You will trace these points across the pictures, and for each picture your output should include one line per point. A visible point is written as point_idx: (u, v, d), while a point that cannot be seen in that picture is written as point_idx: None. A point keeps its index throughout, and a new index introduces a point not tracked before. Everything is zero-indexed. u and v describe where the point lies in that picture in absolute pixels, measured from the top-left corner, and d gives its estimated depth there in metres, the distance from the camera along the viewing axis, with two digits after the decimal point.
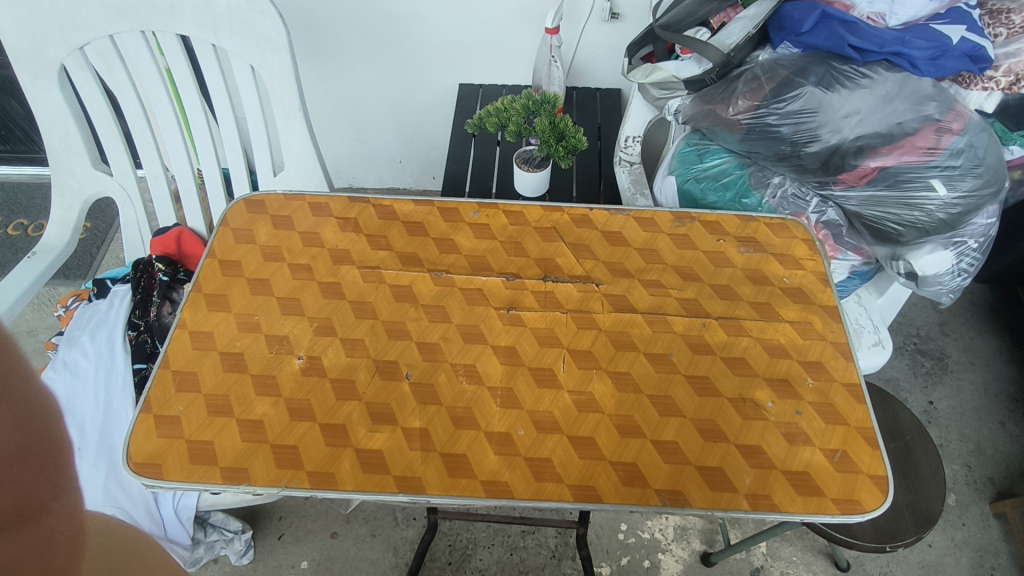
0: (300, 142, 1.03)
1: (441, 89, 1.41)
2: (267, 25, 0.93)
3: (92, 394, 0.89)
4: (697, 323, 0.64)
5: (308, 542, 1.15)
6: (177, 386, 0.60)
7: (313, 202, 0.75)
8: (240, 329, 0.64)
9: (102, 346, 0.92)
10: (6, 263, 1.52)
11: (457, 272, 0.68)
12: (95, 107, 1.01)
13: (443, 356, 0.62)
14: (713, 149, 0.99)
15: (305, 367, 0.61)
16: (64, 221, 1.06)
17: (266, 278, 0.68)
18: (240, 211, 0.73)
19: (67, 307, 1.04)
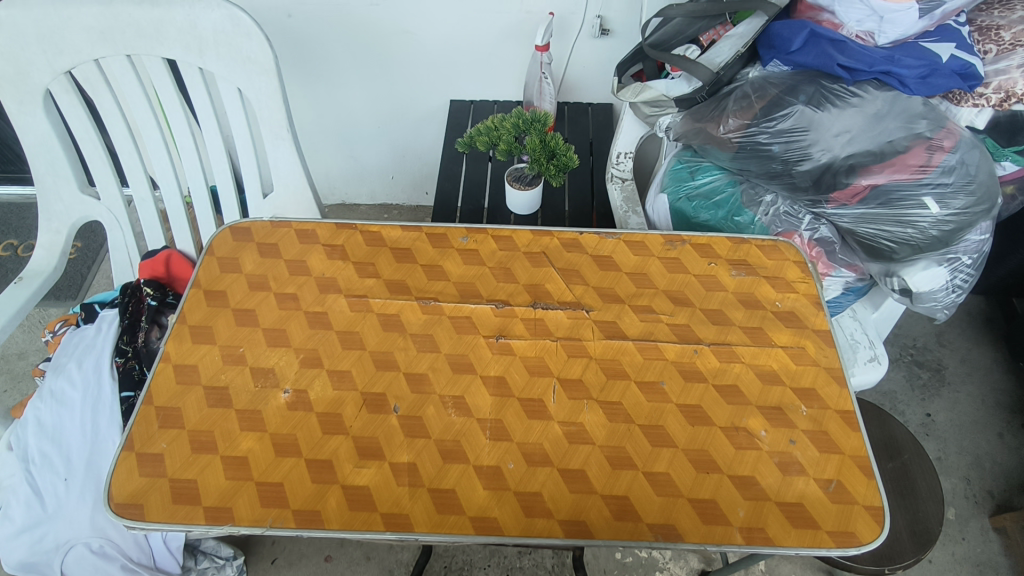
0: (289, 163, 1.02)
1: (432, 105, 1.41)
2: (254, 48, 0.92)
3: (78, 423, 0.87)
4: (688, 350, 0.63)
5: (301, 567, 1.14)
6: (161, 422, 0.59)
7: (300, 229, 0.74)
8: (224, 361, 0.63)
9: (88, 374, 0.91)
10: None
11: (445, 299, 0.67)
12: (82, 131, 1.00)
13: (432, 388, 0.61)
14: (704, 167, 0.99)
15: (291, 402, 0.60)
16: (51, 245, 1.05)
17: (251, 308, 0.67)
18: (226, 238, 0.73)
19: (54, 332, 1.04)
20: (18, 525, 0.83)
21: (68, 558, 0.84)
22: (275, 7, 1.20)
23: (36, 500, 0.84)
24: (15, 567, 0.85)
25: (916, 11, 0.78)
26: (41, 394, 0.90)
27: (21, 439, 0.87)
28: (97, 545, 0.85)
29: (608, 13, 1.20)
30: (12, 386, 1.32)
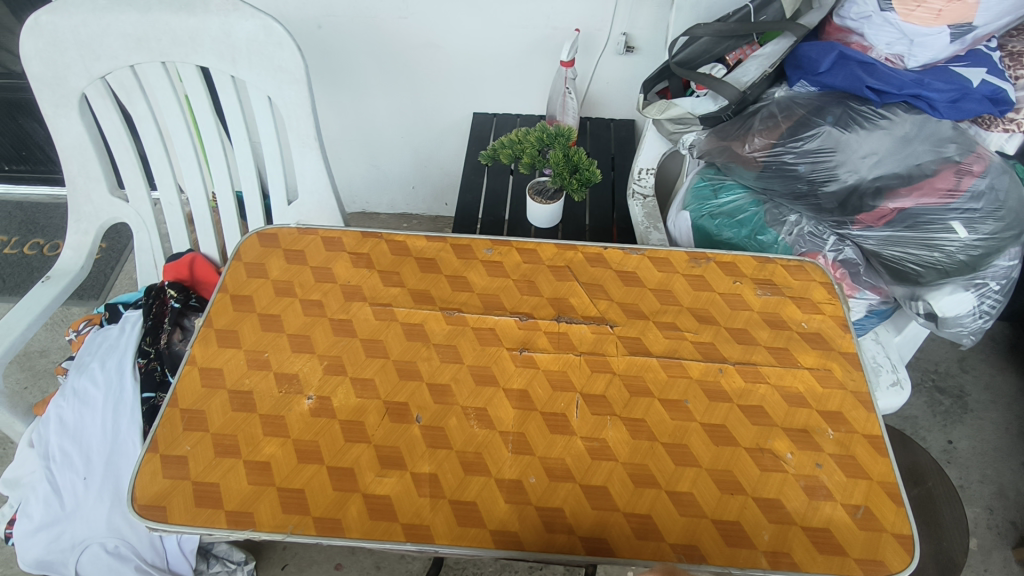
0: (314, 171, 1.04)
1: (455, 117, 1.42)
2: (285, 57, 0.94)
3: (99, 422, 0.88)
4: (713, 369, 0.62)
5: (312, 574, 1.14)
6: (185, 425, 0.59)
7: (326, 237, 0.74)
8: (249, 366, 0.63)
9: (113, 374, 0.92)
10: (21, 282, 1.54)
11: (470, 310, 0.68)
12: (114, 135, 1.02)
13: (455, 399, 0.61)
14: (728, 185, 0.99)
15: (315, 408, 0.60)
16: (79, 245, 1.07)
17: (277, 314, 0.67)
18: (253, 244, 0.73)
19: (78, 331, 1.05)
20: (37, 522, 0.84)
21: (84, 558, 0.85)
22: (306, 17, 1.22)
23: (55, 497, 0.85)
24: (31, 564, 0.85)
25: (947, 35, 0.78)
26: (65, 392, 0.91)
27: (43, 436, 0.88)
28: (112, 545, 0.85)
29: (633, 30, 1.21)
30: (33, 383, 1.34)
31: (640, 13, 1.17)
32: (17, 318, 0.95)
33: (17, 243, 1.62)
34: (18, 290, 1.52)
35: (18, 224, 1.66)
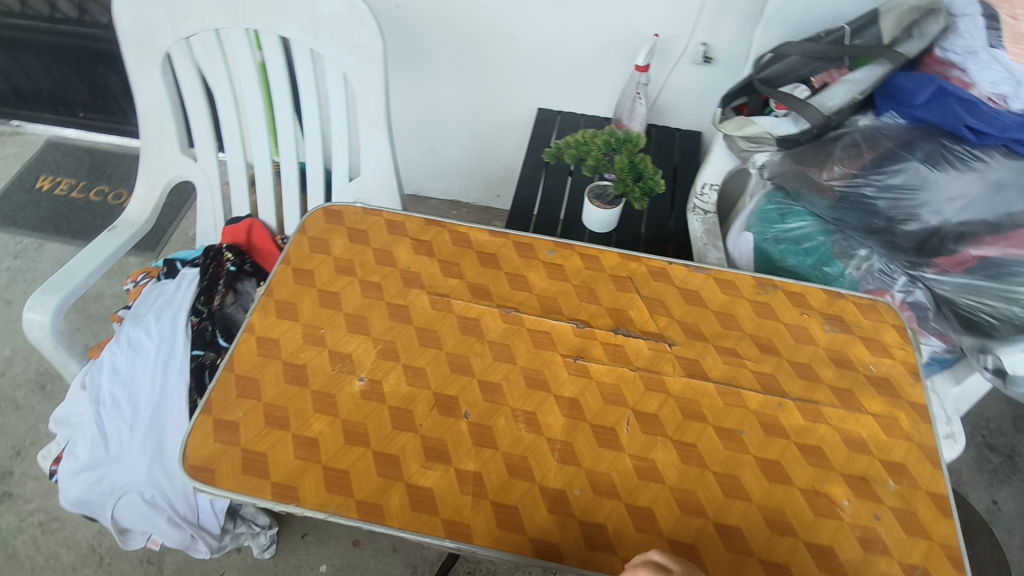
0: (379, 151, 1.04)
1: (519, 111, 1.42)
2: (365, 35, 0.94)
3: (150, 374, 0.90)
4: (772, 402, 0.60)
5: (330, 546, 1.18)
6: (239, 391, 0.60)
7: (390, 220, 0.74)
8: (305, 340, 0.64)
9: (166, 329, 0.94)
10: (85, 226, 1.61)
11: (527, 311, 0.67)
12: (191, 95, 1.04)
13: (505, 399, 0.60)
14: (797, 211, 0.95)
15: (365, 391, 0.60)
16: (146, 199, 1.10)
17: (336, 292, 0.68)
18: (318, 219, 0.74)
19: (136, 282, 1.08)
20: (81, 463, 0.87)
21: (122, 503, 0.87)
22: None
23: (101, 442, 0.87)
24: (71, 503, 0.88)
25: None
26: (119, 340, 0.94)
27: (95, 380, 0.91)
28: (149, 495, 0.88)
29: (714, 41, 1.17)
30: (86, 325, 1.39)
31: (724, 24, 1.14)
32: (82, 263, 0.98)
33: (84, 188, 1.69)
34: (81, 233, 1.60)
35: (87, 170, 1.74)
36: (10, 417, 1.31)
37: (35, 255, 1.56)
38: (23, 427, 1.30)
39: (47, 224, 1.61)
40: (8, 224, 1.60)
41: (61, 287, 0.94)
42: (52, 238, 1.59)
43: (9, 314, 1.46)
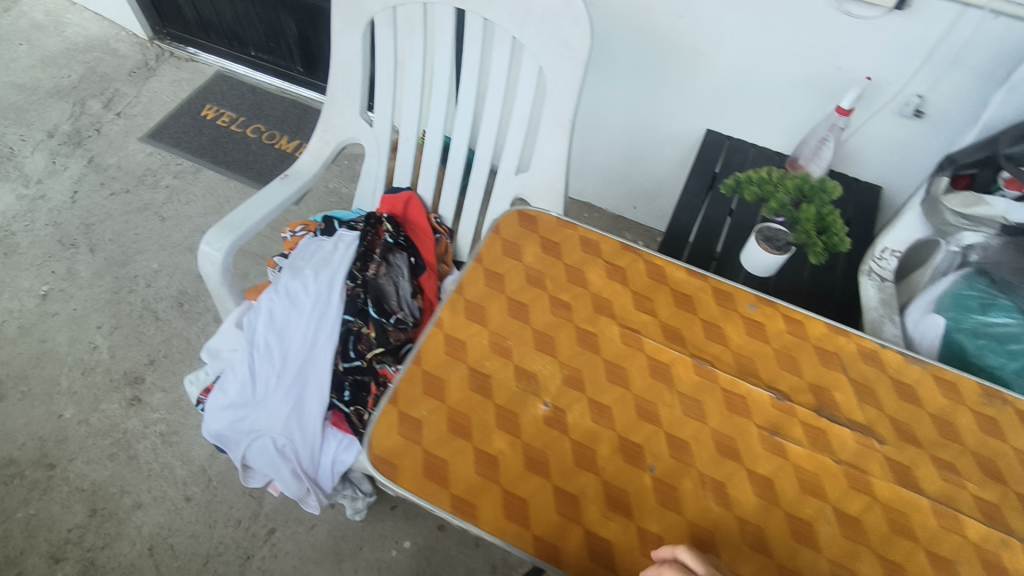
0: (555, 152, 1.01)
1: (684, 129, 1.37)
2: (575, 34, 0.90)
3: (303, 329, 0.92)
4: (995, 538, 0.53)
5: (416, 524, 1.20)
6: (424, 388, 0.59)
7: (584, 236, 0.71)
8: (491, 349, 0.62)
9: (323, 286, 0.96)
10: (238, 160, 1.70)
11: (722, 367, 0.62)
12: (383, 63, 1.05)
13: (693, 462, 0.56)
14: (1004, 304, 0.85)
15: (549, 417, 0.58)
16: (318, 154, 1.12)
17: (525, 303, 0.65)
18: (512, 221, 0.72)
19: (294, 232, 1.11)
20: (228, 400, 0.90)
21: (255, 446, 0.90)
22: None
23: (250, 383, 0.90)
24: (211, 433, 0.92)
25: None
26: (278, 287, 0.97)
27: (252, 323, 0.94)
28: (280, 443, 0.90)
29: (932, 95, 1.06)
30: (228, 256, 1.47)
31: (950, 79, 1.02)
32: (255, 206, 1.02)
33: (242, 123, 1.78)
34: (234, 167, 1.68)
35: (248, 106, 1.82)
36: (149, 327, 1.40)
37: (191, 178, 1.65)
38: (159, 339, 1.38)
39: (206, 151, 1.70)
40: (173, 145, 1.70)
41: (236, 227, 0.97)
42: (208, 165, 1.68)
43: (162, 230, 1.55)
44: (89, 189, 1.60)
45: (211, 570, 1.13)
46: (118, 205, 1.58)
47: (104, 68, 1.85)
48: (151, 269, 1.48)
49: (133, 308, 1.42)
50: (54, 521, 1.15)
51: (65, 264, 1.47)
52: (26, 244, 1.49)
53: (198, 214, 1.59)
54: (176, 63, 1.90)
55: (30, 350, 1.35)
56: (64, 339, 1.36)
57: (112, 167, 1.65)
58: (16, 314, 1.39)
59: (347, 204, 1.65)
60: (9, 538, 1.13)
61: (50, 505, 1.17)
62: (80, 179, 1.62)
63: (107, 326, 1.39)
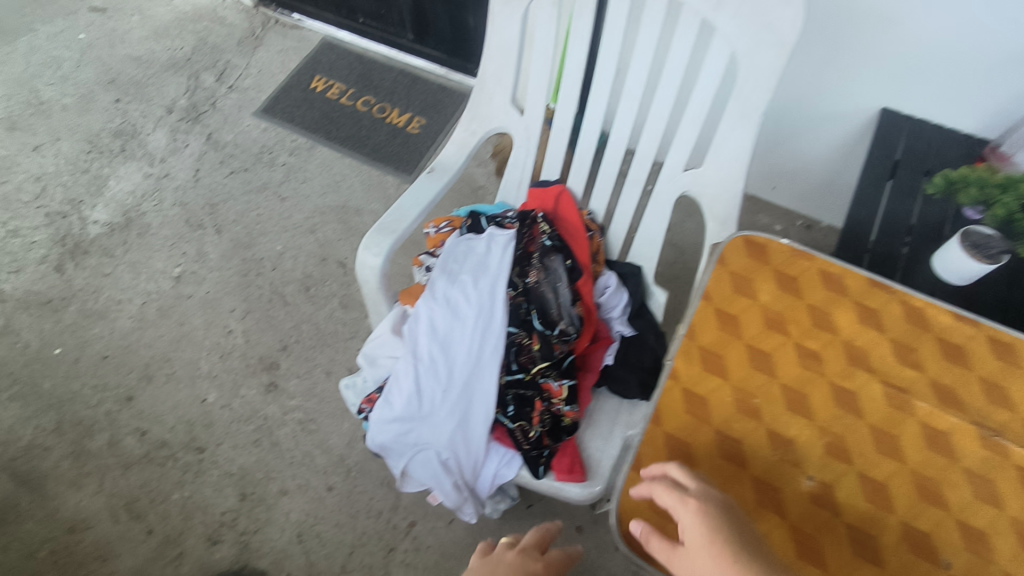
0: (738, 149, 0.89)
1: (852, 106, 1.21)
2: (787, 16, 0.75)
3: (467, 340, 0.88)
4: None
5: (554, 524, 1.18)
6: (669, 453, 0.53)
7: (824, 268, 0.62)
8: (738, 408, 0.55)
9: (483, 295, 0.91)
10: (351, 135, 1.64)
11: (1013, 439, 0.53)
12: (540, 47, 0.94)
13: (995, 558, 0.48)
14: None
15: (816, 494, 0.51)
16: (463, 144, 1.04)
17: (768, 352, 0.58)
18: (738, 249, 0.63)
19: (438, 228, 1.06)
20: (395, 414, 0.87)
21: (421, 459, 0.88)
22: None
23: (416, 397, 0.87)
24: (374, 443, 0.90)
25: None
26: (434, 294, 0.92)
27: (412, 332, 0.90)
28: (446, 458, 0.88)
29: None
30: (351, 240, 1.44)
31: None
32: (407, 206, 0.96)
33: (352, 95, 1.72)
34: (347, 142, 1.63)
35: (356, 76, 1.76)
36: (279, 311, 1.40)
37: (306, 155, 1.62)
38: (289, 324, 1.38)
39: (319, 126, 1.66)
40: (286, 120, 1.67)
41: (392, 229, 0.93)
42: (322, 141, 1.64)
43: (282, 210, 1.54)
44: (209, 167, 1.60)
45: (358, 560, 1.15)
46: (238, 184, 1.57)
47: (214, 39, 1.82)
48: (275, 251, 1.48)
49: (262, 292, 1.43)
50: (208, 504, 1.20)
51: (195, 246, 1.48)
52: (158, 224, 1.51)
53: (316, 194, 1.56)
54: (282, 31, 1.85)
55: (170, 333, 1.38)
56: (200, 323, 1.39)
57: (230, 144, 1.64)
58: (154, 297, 1.42)
59: (463, 182, 1.58)
60: (170, 519, 1.19)
61: (203, 487, 1.22)
62: (200, 156, 1.62)
63: (239, 310, 1.40)
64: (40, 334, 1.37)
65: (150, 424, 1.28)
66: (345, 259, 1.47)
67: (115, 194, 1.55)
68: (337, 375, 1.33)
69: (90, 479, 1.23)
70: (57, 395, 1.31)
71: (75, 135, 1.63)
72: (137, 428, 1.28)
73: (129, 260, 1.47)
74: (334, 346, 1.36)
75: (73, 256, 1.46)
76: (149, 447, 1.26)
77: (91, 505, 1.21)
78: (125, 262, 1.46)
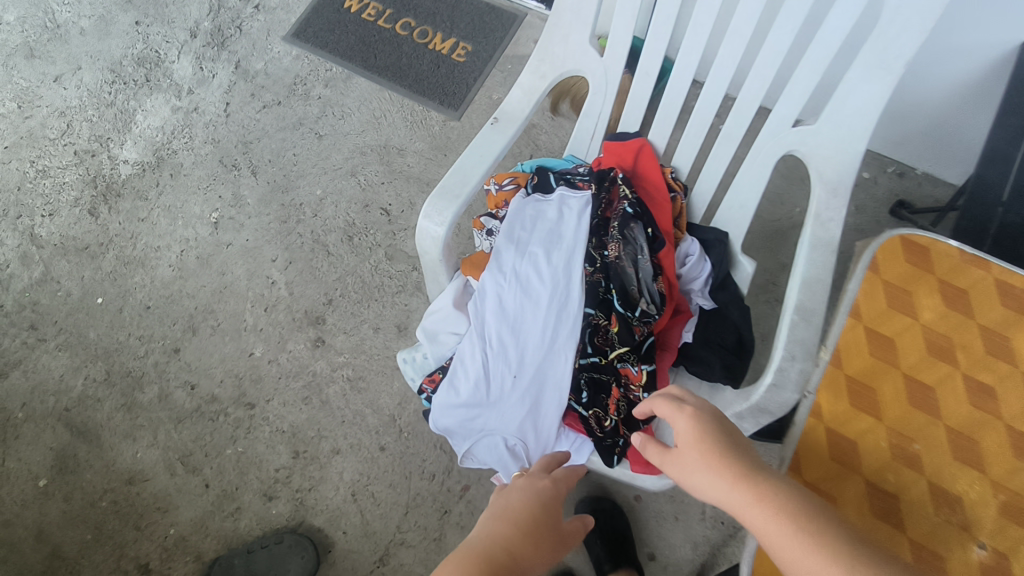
0: (866, 101, 0.76)
1: (981, 40, 1.03)
2: None
3: (540, 321, 0.80)
4: None
5: (612, 494, 1.15)
6: None
7: (1003, 280, 0.51)
8: (893, 455, 0.46)
9: (558, 270, 0.82)
10: (389, 65, 1.49)
11: None
12: None
13: None
14: None
15: (991, 565, 0.42)
16: (531, 89, 0.90)
17: (932, 386, 0.48)
18: (895, 255, 0.53)
19: (500, 186, 0.95)
20: (460, 398, 0.81)
21: (487, 445, 0.82)
22: None
23: (484, 382, 0.80)
24: (437, 426, 0.84)
25: None
26: (501, 267, 0.83)
27: (478, 308, 0.83)
28: (513, 444, 0.81)
29: None
30: None
31: None
32: (471, 166, 0.85)
33: (390, 18, 1.54)
34: (386, 73, 1.48)
35: None
36: (322, 262, 1.33)
37: (343, 87, 1.48)
38: (334, 277, 1.31)
39: (355, 53, 1.51)
40: (319, 46, 1.52)
41: (456, 193, 0.83)
42: (359, 71, 1.49)
43: (320, 150, 1.43)
44: (240, 100, 1.48)
45: (413, 521, 1.14)
46: (272, 120, 1.46)
47: None
48: (315, 196, 1.39)
49: (303, 241, 1.35)
50: (262, 461, 1.19)
51: (231, 189, 1.40)
52: (191, 165, 1.42)
53: (356, 132, 1.44)
54: None
55: (213, 284, 1.33)
56: (242, 273, 1.33)
57: (261, 74, 1.50)
58: (193, 244, 1.36)
59: None
60: (225, 474, 1.18)
61: (256, 444, 1.20)
62: (230, 88, 1.49)
63: (281, 261, 1.33)
64: (81, 281, 1.33)
65: (198, 378, 1.26)
66: (389, 206, 1.37)
67: (143, 130, 1.45)
68: (385, 332, 1.27)
69: (144, 432, 1.22)
70: (103, 346, 1.29)
71: (96, 63, 1.51)
72: (186, 382, 1.26)
73: (164, 204, 1.39)
74: (381, 301, 1.30)
75: (106, 198, 1.39)
76: (199, 401, 1.24)
77: (146, 457, 1.20)
78: (160, 206, 1.39)
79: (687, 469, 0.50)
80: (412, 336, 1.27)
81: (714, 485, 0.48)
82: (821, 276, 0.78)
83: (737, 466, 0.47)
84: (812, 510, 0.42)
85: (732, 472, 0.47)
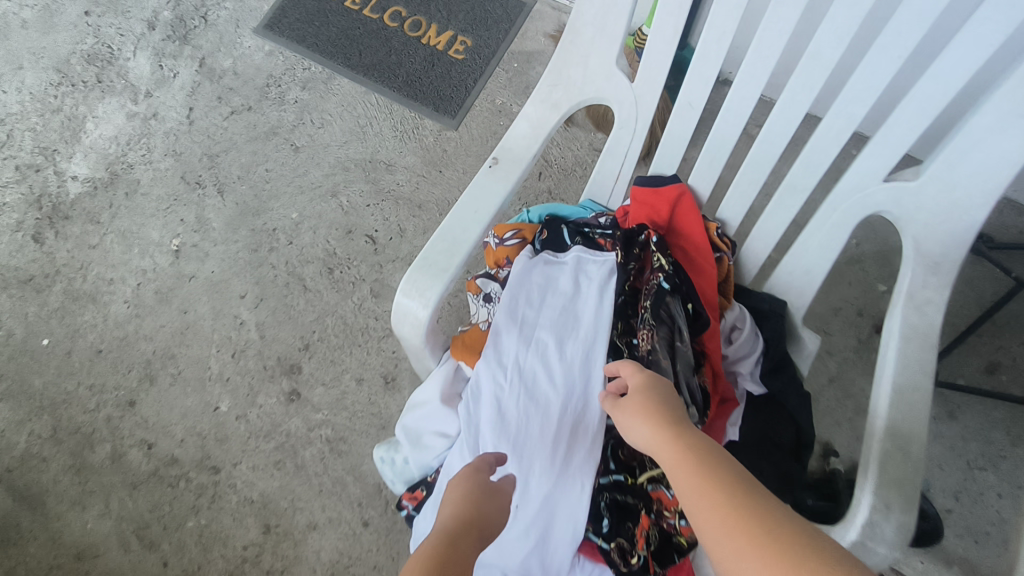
0: (993, 159, 0.57)
1: None
2: None
3: (550, 435, 0.62)
4: None
5: None
6: None
7: None
8: None
9: (573, 364, 0.64)
10: (377, 63, 1.28)
11: None
12: None
13: None
14: None
15: None
16: (540, 123, 0.72)
17: None
18: None
19: (502, 241, 0.76)
20: None
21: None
22: None
23: None
24: None
25: None
26: (500, 359, 0.65)
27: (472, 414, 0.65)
28: None
29: None
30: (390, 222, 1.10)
31: None
32: (463, 226, 0.67)
33: (378, 7, 1.33)
34: (372, 73, 1.27)
35: None
36: (298, 299, 1.15)
37: (323, 89, 1.28)
38: (311, 317, 1.14)
39: (336, 49, 1.30)
40: (295, 41, 1.32)
41: (442, 267, 0.64)
42: (341, 70, 1.29)
43: (296, 165, 1.23)
44: (205, 105, 1.29)
45: None
46: (241, 128, 1.26)
47: None
48: (290, 220, 1.20)
49: (277, 274, 1.17)
50: (227, 536, 1.03)
51: (194, 211, 1.22)
52: (148, 182, 1.24)
53: (338, 143, 1.24)
54: None
55: (173, 323, 1.15)
56: (207, 311, 1.16)
57: (229, 73, 1.31)
58: (151, 276, 1.18)
59: None
60: (185, 551, 1.02)
61: (221, 516, 1.04)
62: (193, 90, 1.30)
63: (251, 297, 1.16)
64: (24, 320, 1.16)
65: (156, 437, 1.09)
66: (374, 232, 1.18)
67: (95, 140, 1.27)
68: (369, 384, 1.10)
69: (95, 499, 1.05)
70: (49, 396, 1.12)
71: (39, 62, 1.33)
72: (142, 440, 1.09)
73: (118, 228, 1.21)
74: (365, 347, 1.12)
75: (52, 222, 1.21)
76: (157, 463, 1.08)
77: (97, 530, 1.03)
78: (114, 230, 1.21)
79: (620, 412, 0.55)
80: (401, 389, 1.09)
81: (652, 448, 0.51)
82: (919, 384, 0.60)
83: (668, 418, 0.52)
84: (731, 477, 0.45)
85: (671, 438, 0.50)
